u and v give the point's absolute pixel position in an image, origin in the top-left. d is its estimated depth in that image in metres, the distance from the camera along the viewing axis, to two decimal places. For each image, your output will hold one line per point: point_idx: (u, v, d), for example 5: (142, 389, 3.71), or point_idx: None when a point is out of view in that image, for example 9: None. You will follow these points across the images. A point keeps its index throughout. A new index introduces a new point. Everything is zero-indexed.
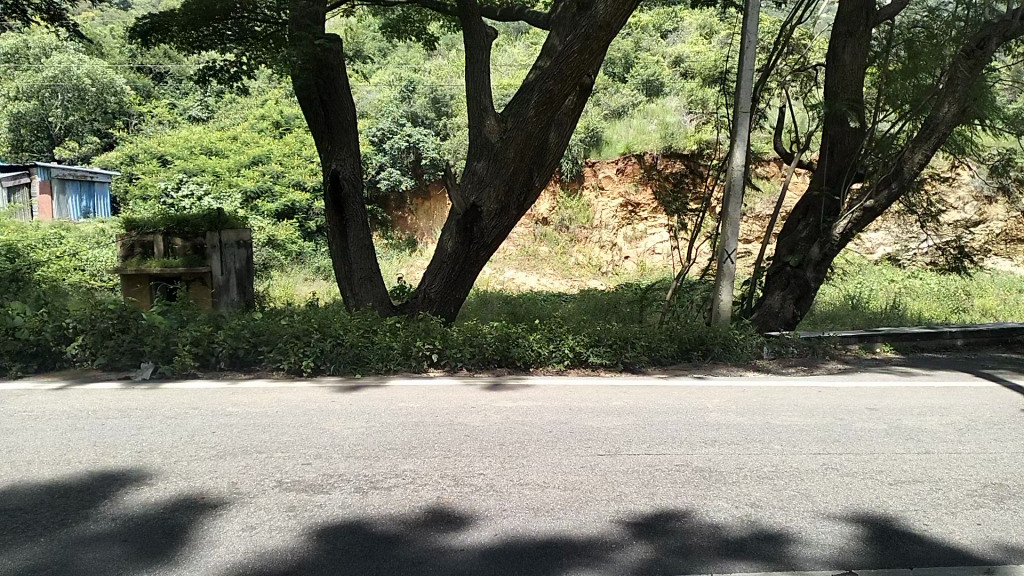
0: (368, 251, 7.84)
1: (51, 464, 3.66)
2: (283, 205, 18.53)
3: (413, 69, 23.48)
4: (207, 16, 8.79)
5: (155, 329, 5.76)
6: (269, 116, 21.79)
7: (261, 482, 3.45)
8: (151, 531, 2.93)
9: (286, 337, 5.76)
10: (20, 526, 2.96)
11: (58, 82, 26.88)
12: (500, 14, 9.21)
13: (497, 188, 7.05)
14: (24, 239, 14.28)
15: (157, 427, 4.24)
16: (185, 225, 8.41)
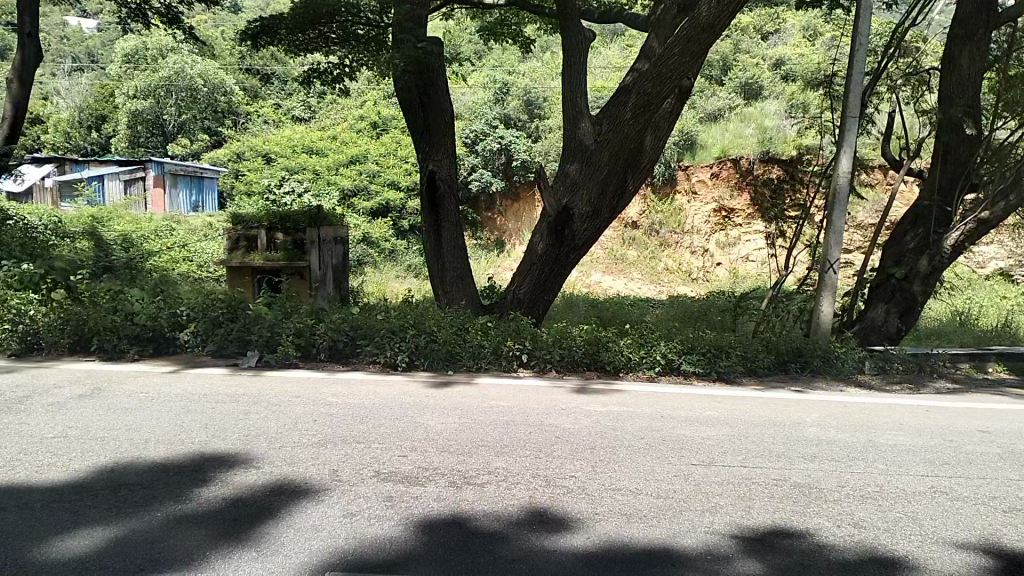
0: (461, 251, 7.96)
1: (166, 443, 3.86)
2: (379, 204, 19.25)
3: (507, 71, 23.70)
4: (314, 20, 9.11)
5: (261, 320, 6.02)
6: (367, 116, 22.42)
7: (359, 471, 3.54)
8: (258, 512, 3.05)
9: (383, 332, 5.91)
10: (139, 499, 3.14)
11: (173, 81, 28.33)
12: (598, 16, 9.19)
13: (590, 190, 7.01)
14: (138, 231, 15.14)
15: (263, 413, 4.42)
16: (287, 221, 8.75)
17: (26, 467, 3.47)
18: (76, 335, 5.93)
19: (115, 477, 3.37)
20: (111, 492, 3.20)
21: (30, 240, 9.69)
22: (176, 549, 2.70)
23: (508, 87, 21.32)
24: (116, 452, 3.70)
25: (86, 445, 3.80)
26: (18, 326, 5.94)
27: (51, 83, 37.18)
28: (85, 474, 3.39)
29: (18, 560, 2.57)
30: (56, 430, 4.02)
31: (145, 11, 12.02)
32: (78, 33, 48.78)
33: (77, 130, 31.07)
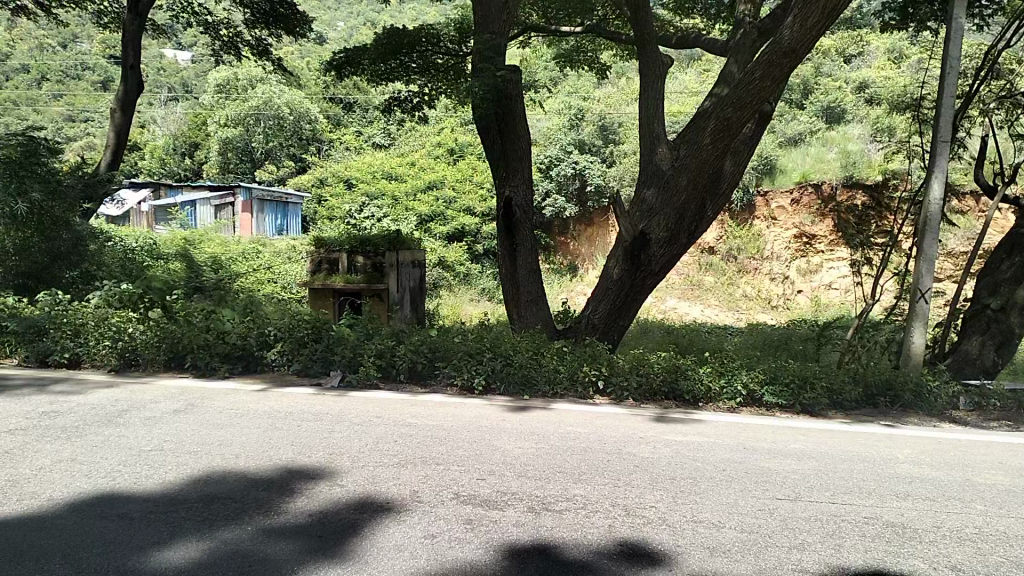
0: (536, 275, 7.99)
1: (254, 458, 3.98)
2: (454, 228, 19.93)
3: (582, 97, 23.88)
4: (396, 49, 9.47)
5: (343, 341, 6.19)
6: (444, 143, 22.88)
7: (439, 492, 3.58)
8: (341, 529, 3.10)
9: (461, 354, 5.97)
10: (229, 513, 3.23)
11: (261, 110, 29.63)
12: (675, 42, 9.16)
13: (667, 216, 6.94)
14: (228, 254, 15.82)
15: (346, 431, 4.53)
16: (368, 244, 8.98)
17: (125, 477, 3.64)
18: (171, 352, 6.21)
19: (208, 489, 3.49)
20: (204, 505, 3.31)
21: (131, 262, 10.26)
22: (263, 563, 2.77)
23: (583, 112, 21.50)
24: (207, 465, 3.84)
25: (180, 458, 3.96)
26: (117, 343, 6.25)
27: (150, 112, 39.41)
28: (179, 487, 3.52)
29: (118, 568, 2.69)
30: (153, 443, 4.20)
31: (237, 44, 12.64)
32: (174, 64, 51.60)
33: (172, 157, 32.76)
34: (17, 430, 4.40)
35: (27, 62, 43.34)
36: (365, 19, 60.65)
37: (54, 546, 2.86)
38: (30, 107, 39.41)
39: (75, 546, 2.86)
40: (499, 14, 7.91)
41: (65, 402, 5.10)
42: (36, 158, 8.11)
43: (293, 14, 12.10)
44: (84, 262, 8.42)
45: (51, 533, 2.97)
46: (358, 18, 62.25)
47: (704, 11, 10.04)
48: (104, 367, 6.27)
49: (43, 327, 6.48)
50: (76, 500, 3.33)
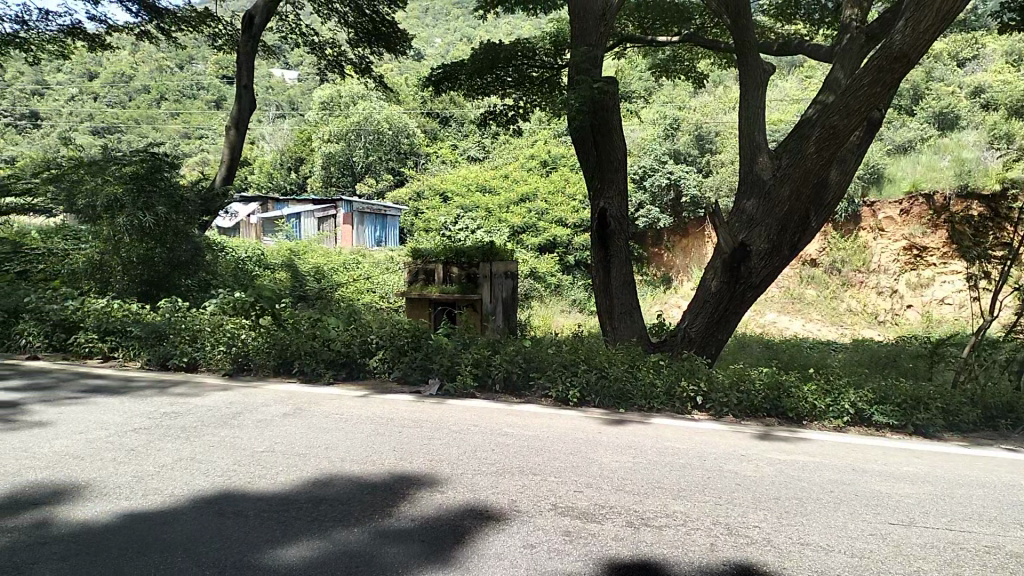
0: (630, 287, 7.92)
1: (359, 462, 4.11)
2: (547, 240, 20.68)
3: (678, 107, 23.64)
4: (492, 64, 9.64)
5: (441, 350, 6.32)
6: (537, 156, 23.02)
7: (538, 503, 3.59)
8: (443, 535, 3.16)
9: (556, 365, 5.98)
10: (337, 514, 3.35)
11: (362, 126, 30.67)
12: (777, 49, 8.93)
13: (768, 227, 6.76)
14: (330, 264, 16.45)
15: (445, 439, 4.62)
16: (463, 256, 9.14)
17: (239, 477, 3.82)
18: (280, 357, 6.53)
19: (317, 492, 3.63)
20: (313, 506, 3.45)
21: (244, 271, 10.83)
22: (370, 563, 2.86)
23: (680, 122, 21.34)
24: (315, 467, 3.99)
25: (289, 460, 4.13)
26: (231, 348, 6.61)
27: (259, 129, 41.52)
28: (289, 488, 3.67)
29: (236, 563, 2.83)
30: (265, 445, 4.40)
31: (341, 62, 13.15)
32: (282, 83, 54.23)
33: (279, 171, 34.34)
34: (142, 429, 4.69)
35: (151, 84, 46.48)
36: (461, 34, 62.02)
37: (178, 540, 3.03)
38: (152, 125, 42.23)
39: (195, 541, 3.02)
40: (596, 25, 7.91)
41: (183, 403, 5.40)
42: (158, 174, 8.64)
43: (394, 32, 12.47)
44: (200, 271, 9.00)
45: (174, 528, 3.16)
46: (455, 34, 63.69)
47: (808, 16, 9.75)
48: (218, 371, 6.63)
49: (164, 332, 6.88)
50: (196, 498, 3.52)
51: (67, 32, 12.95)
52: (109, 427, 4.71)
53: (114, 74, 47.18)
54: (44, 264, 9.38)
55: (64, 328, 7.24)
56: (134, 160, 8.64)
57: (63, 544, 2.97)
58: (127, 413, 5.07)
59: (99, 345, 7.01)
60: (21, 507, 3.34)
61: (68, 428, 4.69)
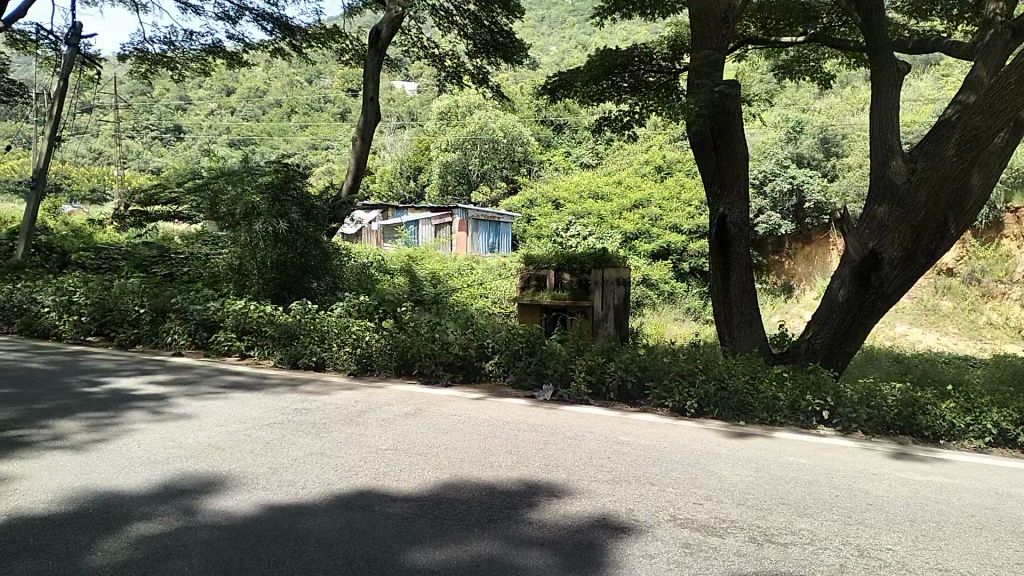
0: (751, 295, 7.70)
1: (479, 464, 4.21)
2: (660, 246, 20.21)
3: (801, 110, 22.90)
4: (608, 71, 9.45)
5: (555, 355, 6.34)
6: (652, 160, 23.85)
7: (656, 513, 3.55)
8: (564, 542, 3.19)
9: (673, 374, 5.86)
10: (458, 515, 3.46)
11: (477, 134, 31.56)
12: (912, 46, 8.48)
13: (902, 234, 6.40)
14: (445, 270, 16.92)
15: (561, 444, 4.65)
16: (575, 262, 9.20)
17: (365, 473, 4.00)
18: (401, 360, 6.80)
19: (439, 492, 3.74)
20: (434, 505, 3.57)
21: (367, 277, 11.40)
22: (493, 564, 2.94)
23: (804, 125, 21.08)
24: (437, 468, 4.12)
25: (411, 458, 4.29)
26: (356, 348, 6.93)
27: (380, 140, 43.22)
28: (413, 487, 3.81)
29: (366, 555, 2.98)
30: (389, 443, 4.58)
31: (459, 73, 13.45)
32: (402, 94, 56.21)
33: (399, 179, 35.56)
34: (277, 423, 4.98)
35: (282, 98, 49.23)
36: (576, 42, 62.24)
37: (311, 530, 3.22)
38: (282, 137, 44.77)
39: (327, 533, 3.19)
40: (717, 29, 7.75)
41: (313, 400, 5.68)
42: (291, 183, 9.11)
43: (512, 42, 12.60)
44: (328, 275, 9.41)
45: (307, 519, 3.35)
46: (570, 42, 64.06)
47: (945, 13, 9.13)
48: (343, 370, 6.96)
49: (295, 332, 7.29)
50: (326, 491, 3.72)
51: (209, 50, 13.91)
52: (247, 421, 5.03)
53: (249, 89, 50.38)
54: (190, 268, 10.16)
55: (205, 328, 7.78)
56: (269, 170, 9.17)
57: (209, 530, 3.20)
58: (262, 408, 5.40)
59: (236, 344, 7.52)
60: (173, 494, 3.63)
61: (210, 420, 5.03)
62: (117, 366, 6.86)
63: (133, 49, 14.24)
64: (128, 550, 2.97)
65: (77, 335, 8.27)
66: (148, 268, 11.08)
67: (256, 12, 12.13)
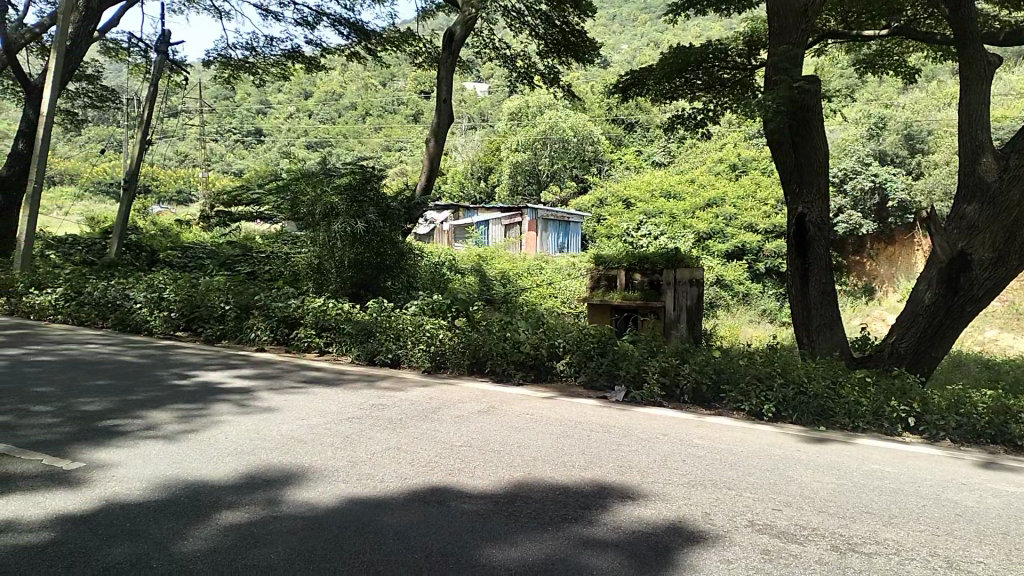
0: (831, 297, 7.48)
1: (553, 463, 4.24)
2: (734, 246, 19.97)
3: (884, 106, 22.29)
4: (682, 67, 9.27)
5: (628, 355, 6.29)
6: (726, 159, 23.86)
7: (734, 518, 3.50)
8: (640, 544, 3.18)
9: (750, 377, 5.75)
10: (533, 513, 3.49)
11: (547, 134, 31.76)
12: (1004, 36, 8.06)
13: (993, 233, 6.13)
14: (515, 269, 17.06)
15: (635, 445, 4.63)
16: (646, 262, 9.10)
17: (440, 469, 4.08)
18: (473, 358, 6.88)
19: (513, 490, 3.79)
20: (509, 503, 3.61)
21: (440, 276, 11.67)
22: (568, 564, 2.96)
23: (886, 121, 20.53)
24: (510, 466, 4.17)
25: (485, 456, 4.34)
26: (429, 346, 7.05)
27: (452, 140, 43.79)
28: (487, 484, 3.87)
29: (442, 550, 3.03)
30: (463, 440, 4.65)
31: (531, 73, 13.53)
32: (473, 95, 56.79)
33: (469, 180, 35.94)
34: (355, 418, 5.11)
35: (357, 100, 50.42)
36: (648, 39, 61.64)
37: (390, 523, 3.30)
38: (357, 139, 45.87)
39: (405, 527, 3.27)
40: (796, 24, 7.56)
41: (389, 396, 5.82)
42: (367, 184, 9.31)
43: (583, 41, 12.59)
44: (402, 275, 9.60)
45: (385, 512, 3.44)
46: (641, 40, 63.61)
47: None
48: (418, 367, 7.09)
49: (372, 330, 7.47)
50: (403, 486, 3.80)
51: (288, 56, 14.35)
52: (327, 415, 5.19)
53: (326, 92, 51.78)
54: (271, 267, 10.49)
55: (287, 324, 8.05)
56: (346, 172, 9.44)
57: (293, 520, 3.32)
58: (341, 403, 5.55)
59: (316, 340, 7.73)
60: (258, 484, 3.78)
61: (293, 414, 5.21)
62: (204, 361, 7.16)
63: (217, 55, 14.83)
64: (217, 537, 3.11)
65: (168, 331, 8.59)
66: (232, 267, 11.52)
67: (333, 18, 12.49)
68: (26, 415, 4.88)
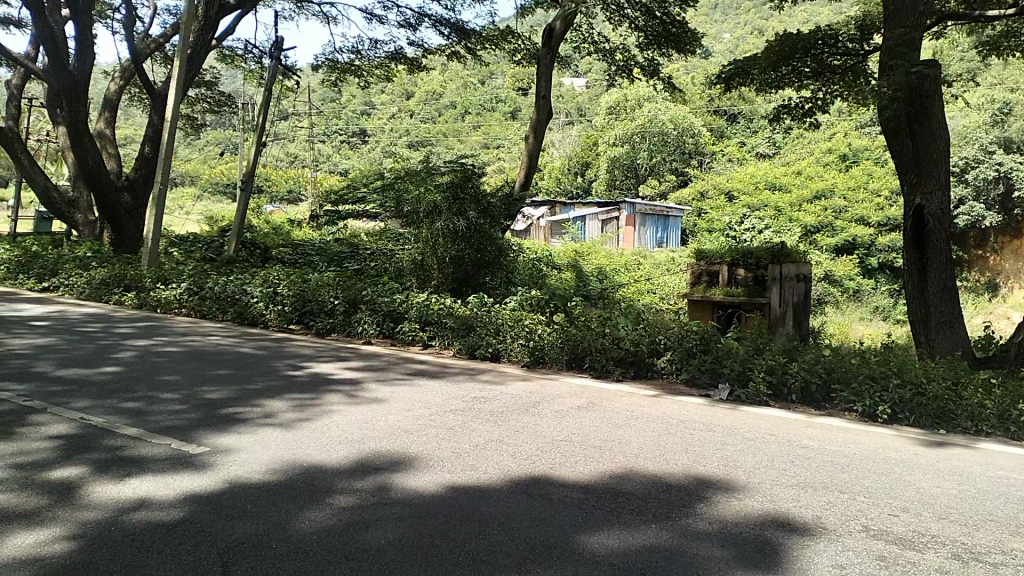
0: (952, 293, 7.07)
1: (656, 459, 4.21)
2: (844, 240, 19.23)
3: (1010, 90, 21.11)
4: (790, 56, 8.98)
5: (732, 353, 6.15)
6: (836, 149, 23.24)
7: (847, 522, 3.38)
8: (745, 541, 3.11)
9: (862, 377, 5.53)
10: (636, 508, 3.47)
11: (647, 128, 31.50)
12: None
13: None
14: (612, 265, 16.97)
15: (740, 445, 4.53)
16: (750, 256, 8.85)
17: (542, 462, 4.12)
18: (572, 353, 6.90)
19: (615, 484, 3.78)
20: (611, 497, 3.60)
21: (539, 271, 11.80)
22: (672, 559, 2.92)
23: (1012, 107, 19.52)
24: (612, 461, 4.16)
25: (587, 451, 4.35)
26: (530, 340, 7.12)
27: (549, 136, 43.95)
28: (589, 478, 3.87)
29: (545, 542, 3.06)
30: (564, 434, 4.68)
31: (630, 66, 13.40)
32: (571, 90, 56.78)
33: (566, 176, 35.91)
34: (458, 410, 5.23)
35: (456, 98, 51.27)
36: (754, 27, 59.86)
37: (493, 514, 3.36)
38: (456, 137, 46.66)
39: (508, 517, 3.32)
40: (914, 6, 7.20)
41: (491, 390, 5.93)
42: (468, 181, 9.49)
43: (685, 31, 12.27)
44: (502, 271, 9.72)
45: (488, 502, 3.50)
46: (744, 28, 62.02)
47: None
48: (518, 362, 7.19)
49: (472, 325, 7.61)
50: (505, 477, 3.86)
51: (392, 57, 14.76)
52: (431, 407, 5.33)
53: (427, 92, 52.91)
54: (377, 263, 10.83)
55: (392, 318, 8.32)
56: (448, 171, 9.65)
57: (401, 507, 3.43)
58: (444, 395, 5.70)
59: (420, 333, 7.94)
60: (367, 471, 3.92)
61: (399, 405, 5.38)
62: (315, 352, 7.50)
63: (325, 59, 15.43)
64: (330, 520, 3.25)
65: (282, 324, 9.04)
66: (340, 263, 12.00)
67: (435, 19, 12.75)
68: (155, 402, 5.25)
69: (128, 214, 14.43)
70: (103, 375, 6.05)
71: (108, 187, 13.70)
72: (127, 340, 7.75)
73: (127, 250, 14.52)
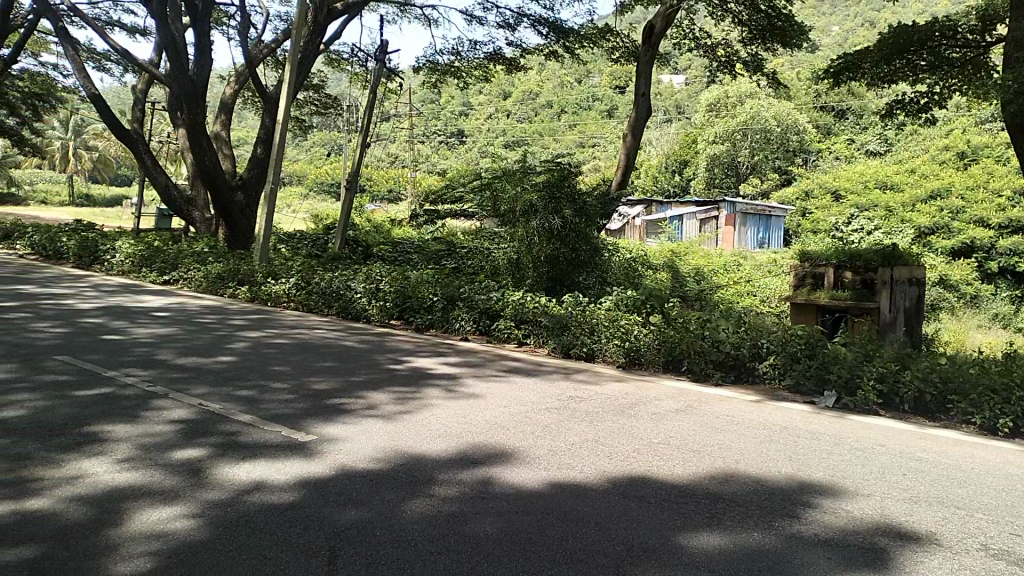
0: None
1: (757, 465, 4.12)
2: (962, 242, 18.24)
3: None
4: (903, 49, 8.57)
5: (839, 358, 5.93)
6: (953, 146, 21.91)
7: (964, 541, 3.21)
8: (852, 553, 2.99)
9: (982, 388, 5.23)
10: (736, 513, 3.40)
11: (749, 126, 30.47)
12: None
13: None
14: (710, 265, 16.63)
15: (847, 455, 4.38)
16: (858, 260, 8.48)
17: (639, 463, 4.10)
18: (668, 355, 6.83)
19: (713, 488, 3.72)
20: (711, 502, 3.54)
21: (634, 271, 11.71)
22: (773, 565, 2.85)
23: None
24: (711, 465, 4.09)
25: (685, 454, 4.30)
26: (626, 341, 7.09)
27: (647, 134, 43.44)
28: (688, 480, 3.82)
29: (643, 544, 3.04)
30: (662, 436, 4.64)
31: (732, 62, 13.11)
32: (669, 86, 55.87)
33: (664, 175, 35.42)
34: (555, 408, 5.28)
35: (553, 97, 51.32)
36: (865, 19, 57.18)
37: (590, 514, 3.37)
38: (552, 136, 46.75)
39: (606, 518, 3.32)
40: None
41: (586, 389, 5.94)
42: (565, 181, 9.47)
43: (790, 25, 11.84)
44: (597, 270, 9.70)
45: (585, 502, 3.51)
46: (853, 20, 59.34)
47: None
48: (613, 362, 7.18)
49: (567, 324, 7.64)
50: (602, 477, 3.86)
51: (491, 58, 14.97)
52: (528, 404, 5.40)
53: (524, 91, 53.24)
54: (474, 261, 10.99)
55: (488, 315, 8.45)
56: (544, 170, 9.66)
57: (499, 501, 3.49)
58: (540, 393, 5.76)
59: (515, 331, 8.07)
60: (466, 464, 4.02)
61: (495, 401, 5.47)
62: (414, 347, 7.72)
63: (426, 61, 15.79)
64: (430, 511, 3.35)
65: (384, 318, 9.37)
66: (438, 261, 12.29)
67: (534, 18, 12.84)
68: (267, 390, 5.54)
69: (241, 211, 15.19)
70: (218, 363, 6.43)
71: (222, 186, 14.46)
72: (239, 332, 8.19)
73: (241, 246, 15.31)
